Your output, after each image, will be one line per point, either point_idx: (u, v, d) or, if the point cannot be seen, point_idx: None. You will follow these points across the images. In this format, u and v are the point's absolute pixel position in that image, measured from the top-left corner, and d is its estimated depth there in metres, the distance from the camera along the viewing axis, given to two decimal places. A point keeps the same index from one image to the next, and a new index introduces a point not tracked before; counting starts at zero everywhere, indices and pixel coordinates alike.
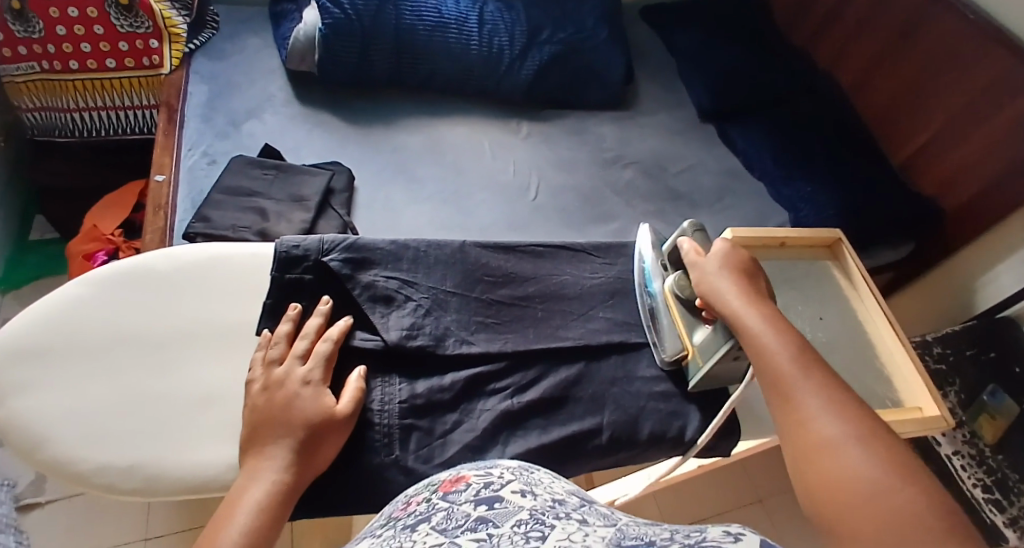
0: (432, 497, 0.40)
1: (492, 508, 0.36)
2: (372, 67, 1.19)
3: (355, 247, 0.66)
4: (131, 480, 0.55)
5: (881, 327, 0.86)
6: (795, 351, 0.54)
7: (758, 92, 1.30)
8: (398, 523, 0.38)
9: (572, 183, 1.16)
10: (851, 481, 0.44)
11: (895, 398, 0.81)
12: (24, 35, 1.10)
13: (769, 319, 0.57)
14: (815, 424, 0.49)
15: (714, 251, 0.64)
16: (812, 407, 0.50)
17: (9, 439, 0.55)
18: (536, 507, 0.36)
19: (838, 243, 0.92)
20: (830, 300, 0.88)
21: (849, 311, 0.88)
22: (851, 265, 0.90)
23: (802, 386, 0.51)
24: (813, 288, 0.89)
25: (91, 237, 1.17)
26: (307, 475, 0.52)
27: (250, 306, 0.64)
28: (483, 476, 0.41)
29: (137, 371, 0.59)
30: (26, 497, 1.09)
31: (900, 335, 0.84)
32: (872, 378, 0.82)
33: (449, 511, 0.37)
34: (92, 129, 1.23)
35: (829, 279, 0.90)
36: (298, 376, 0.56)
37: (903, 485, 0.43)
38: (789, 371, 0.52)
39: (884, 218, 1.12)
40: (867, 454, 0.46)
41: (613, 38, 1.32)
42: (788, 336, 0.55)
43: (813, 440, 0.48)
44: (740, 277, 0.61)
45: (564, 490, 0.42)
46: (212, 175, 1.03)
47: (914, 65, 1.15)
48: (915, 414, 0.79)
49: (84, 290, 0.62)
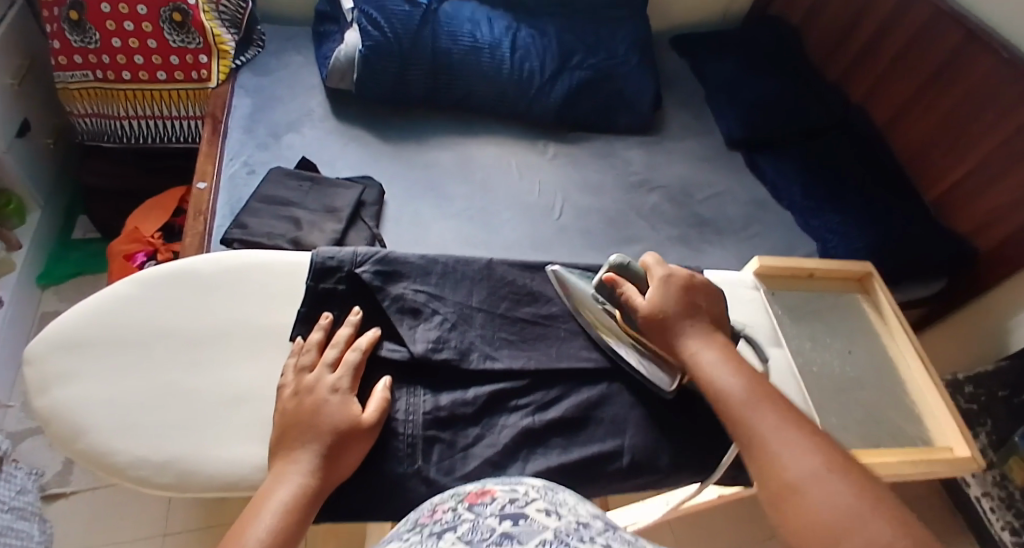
0: (458, 507, 0.41)
1: (517, 525, 0.36)
2: (408, 86, 1.22)
3: (386, 260, 0.68)
4: (163, 474, 0.57)
5: (912, 364, 0.85)
6: (754, 389, 0.57)
7: (787, 122, 1.31)
8: (425, 529, 0.39)
9: (598, 204, 1.18)
10: (825, 516, 0.47)
11: (924, 438, 0.81)
12: (80, 45, 1.17)
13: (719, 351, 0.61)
14: (784, 462, 0.51)
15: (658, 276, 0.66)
16: (779, 443, 0.52)
17: (50, 428, 0.58)
18: (561, 529, 0.37)
19: (868, 277, 0.92)
20: (860, 334, 0.88)
21: (878, 346, 0.87)
22: (881, 299, 0.90)
23: (763, 425, 0.54)
24: (842, 321, 0.88)
25: (132, 239, 1.22)
26: (331, 482, 0.53)
27: (284, 311, 0.66)
28: (509, 492, 0.42)
29: (174, 369, 0.61)
30: (51, 487, 1.13)
31: (931, 373, 0.83)
32: (902, 416, 0.82)
33: (474, 523, 0.37)
34: (139, 136, 1.29)
35: (858, 313, 0.90)
36: (327, 383, 0.57)
37: (876, 516, 0.46)
38: (750, 413, 0.55)
39: (917, 254, 1.11)
40: (839, 486, 0.48)
41: (643, 65, 1.34)
42: (744, 376, 0.58)
43: (784, 480, 0.50)
44: (695, 314, 0.63)
45: (590, 512, 0.42)
46: (251, 183, 1.07)
47: (949, 101, 1.15)
48: (945, 454, 0.78)
49: (130, 288, 0.65)
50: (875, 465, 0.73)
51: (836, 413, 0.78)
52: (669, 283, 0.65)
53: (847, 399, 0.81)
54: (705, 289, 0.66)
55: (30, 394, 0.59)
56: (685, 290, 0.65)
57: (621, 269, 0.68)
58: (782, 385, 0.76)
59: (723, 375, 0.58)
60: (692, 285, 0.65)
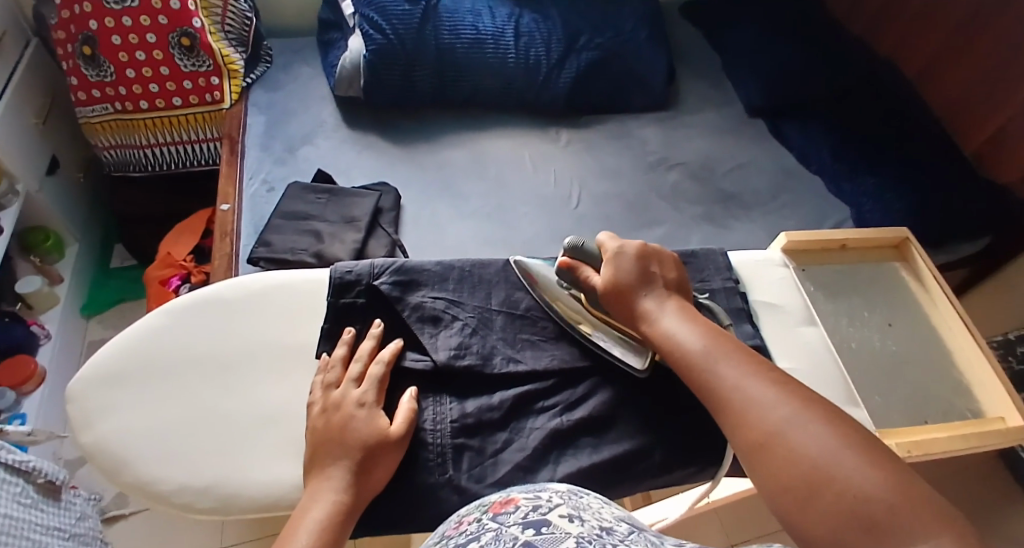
0: (483, 518, 0.41)
1: (539, 533, 0.37)
2: (414, 87, 1.23)
3: (403, 269, 0.69)
4: (205, 498, 0.58)
5: (956, 330, 0.82)
6: (716, 345, 0.56)
7: (805, 86, 1.28)
8: (451, 541, 0.40)
9: (616, 188, 1.17)
10: (804, 467, 0.45)
11: (975, 410, 0.78)
12: (97, 78, 1.20)
13: (681, 313, 0.60)
14: (758, 414, 0.50)
15: (611, 253, 0.65)
16: (750, 394, 0.51)
17: (96, 461, 0.60)
18: (583, 535, 0.37)
19: (906, 243, 0.89)
20: (901, 303, 0.85)
21: (922, 315, 0.85)
22: (921, 264, 0.87)
23: (732, 379, 0.53)
24: (881, 292, 0.86)
25: (165, 263, 1.26)
26: (364, 497, 0.54)
27: (308, 329, 0.67)
28: (532, 499, 0.42)
29: (208, 396, 0.63)
30: (110, 509, 1.18)
31: (980, 342, 0.80)
32: (950, 390, 0.79)
33: (497, 532, 0.38)
34: (162, 163, 1.31)
35: (898, 281, 0.87)
36: (353, 399, 0.58)
37: (853, 458, 0.44)
38: (714, 368, 0.54)
39: (963, 213, 1.08)
40: (815, 430, 0.47)
41: (653, 38, 1.32)
42: (706, 333, 0.58)
43: (759, 431, 0.49)
44: (653, 283, 0.63)
45: (613, 516, 0.42)
46: (272, 201, 1.09)
47: (982, 48, 1.13)
48: (998, 426, 0.75)
49: (161, 318, 0.67)
50: (924, 442, 0.71)
51: (881, 392, 0.77)
52: (624, 252, 0.65)
53: (890, 372, 0.79)
54: (662, 255, 0.66)
55: (75, 430, 0.61)
56: (640, 258, 0.64)
57: (575, 251, 0.67)
58: (821, 364, 0.75)
59: (682, 333, 0.58)
60: (647, 253, 0.65)
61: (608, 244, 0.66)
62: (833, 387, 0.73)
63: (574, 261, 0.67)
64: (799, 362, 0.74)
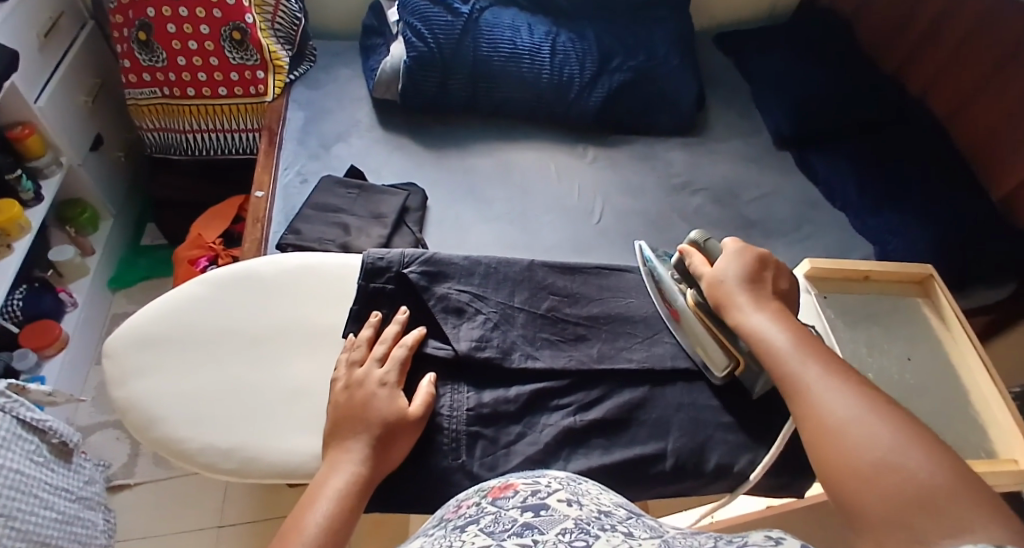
0: (482, 502, 0.43)
1: (537, 515, 0.39)
2: (448, 94, 1.27)
3: (432, 261, 0.71)
4: (228, 461, 0.60)
5: (977, 371, 0.84)
6: (802, 345, 0.56)
7: (832, 123, 1.31)
8: (450, 524, 0.41)
9: (639, 206, 1.19)
10: (862, 458, 0.45)
11: (989, 449, 0.79)
12: (149, 64, 1.25)
13: (773, 314, 0.60)
14: (826, 408, 0.50)
15: (727, 253, 0.66)
16: (821, 390, 0.52)
17: (127, 417, 0.63)
18: (581, 517, 0.39)
19: (929, 279, 0.90)
20: (922, 338, 0.86)
21: (943, 352, 0.86)
22: (942, 301, 0.87)
23: (808, 375, 0.53)
24: (901, 325, 0.86)
25: (195, 244, 1.30)
26: (380, 472, 0.56)
27: (337, 311, 0.69)
28: (531, 484, 0.44)
29: (237, 364, 0.65)
30: (117, 477, 1.20)
31: (999, 384, 0.81)
32: (965, 426, 0.80)
33: (497, 515, 0.40)
34: (203, 148, 1.35)
35: (918, 316, 0.88)
36: (375, 378, 0.60)
37: (917, 454, 0.44)
38: (790, 363, 0.55)
39: (981, 256, 1.10)
40: (880, 426, 0.47)
41: (684, 65, 1.35)
42: (795, 336, 0.57)
43: (826, 421, 0.49)
44: (759, 285, 0.63)
45: (612, 502, 0.43)
46: (303, 192, 1.12)
47: (1011, 96, 1.15)
48: (1011, 466, 0.76)
49: (197, 288, 0.70)
50: None
51: None
52: (739, 253, 0.66)
53: (904, 404, 0.80)
54: (777, 266, 0.66)
55: (110, 386, 0.64)
56: (751, 261, 0.65)
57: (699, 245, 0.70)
58: None
59: (770, 329, 0.58)
60: (761, 259, 0.65)
61: (728, 245, 0.67)
62: None
63: (690, 253, 0.69)
64: None
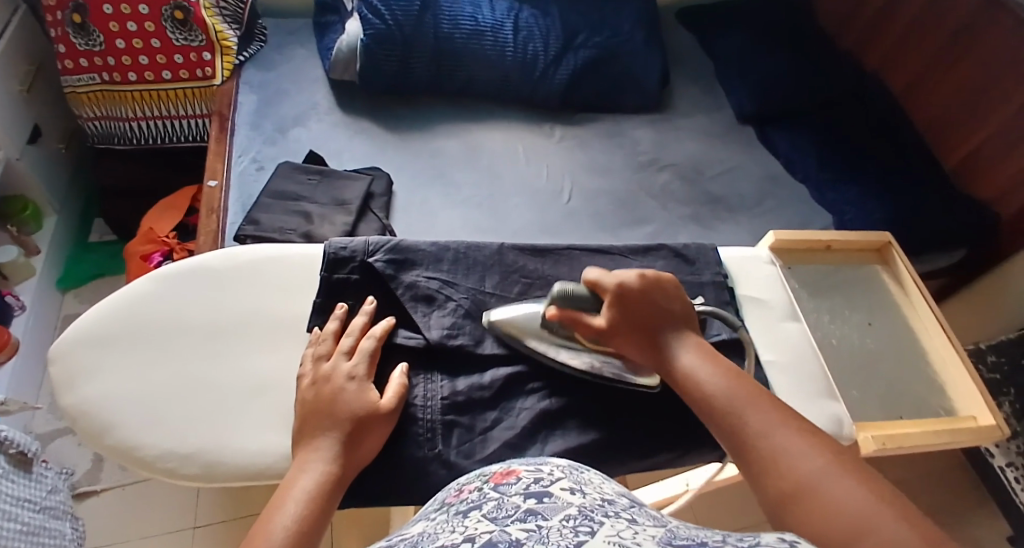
0: (483, 487, 0.42)
1: (541, 502, 0.37)
2: (410, 74, 1.23)
3: (398, 248, 0.69)
4: (191, 466, 0.57)
5: (934, 331, 0.80)
6: (740, 388, 0.54)
7: (795, 94, 1.32)
8: (451, 508, 0.40)
9: (606, 185, 1.18)
10: (836, 520, 0.44)
11: (947, 407, 0.76)
12: (85, 47, 1.18)
13: (701, 357, 0.58)
14: (786, 463, 0.49)
15: (610, 299, 0.61)
16: (777, 442, 0.50)
17: (79, 425, 0.59)
18: (585, 504, 0.37)
19: (888, 247, 0.86)
20: (879, 304, 0.83)
21: (899, 316, 0.82)
22: (901, 268, 0.84)
23: (757, 425, 0.52)
24: (860, 293, 0.83)
25: (148, 239, 1.24)
26: (353, 467, 0.54)
27: (299, 302, 0.67)
28: (534, 472, 0.42)
29: (196, 363, 0.62)
30: (81, 485, 1.16)
31: (954, 342, 0.78)
32: (923, 387, 0.77)
33: (499, 501, 0.38)
34: (148, 136, 1.30)
35: (877, 284, 0.85)
36: (343, 371, 0.58)
37: (886, 512, 0.43)
38: (737, 412, 0.53)
39: (941, 222, 1.12)
40: (845, 483, 0.46)
41: (648, 40, 1.34)
42: (723, 374, 0.56)
43: (789, 479, 0.48)
44: (660, 314, 0.61)
45: (614, 491, 0.42)
46: (261, 179, 1.08)
47: (966, 65, 1.17)
48: (969, 424, 0.74)
49: (148, 286, 0.66)
50: (897, 436, 0.69)
51: (857, 386, 0.75)
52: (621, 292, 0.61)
53: (864, 370, 0.77)
54: (665, 286, 0.62)
55: (58, 392, 0.60)
56: (640, 289, 0.61)
57: (568, 302, 0.62)
58: (801, 360, 0.71)
59: (702, 370, 0.57)
60: (650, 288, 0.61)
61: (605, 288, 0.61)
62: (812, 382, 0.69)
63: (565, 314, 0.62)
64: (781, 357, 0.70)
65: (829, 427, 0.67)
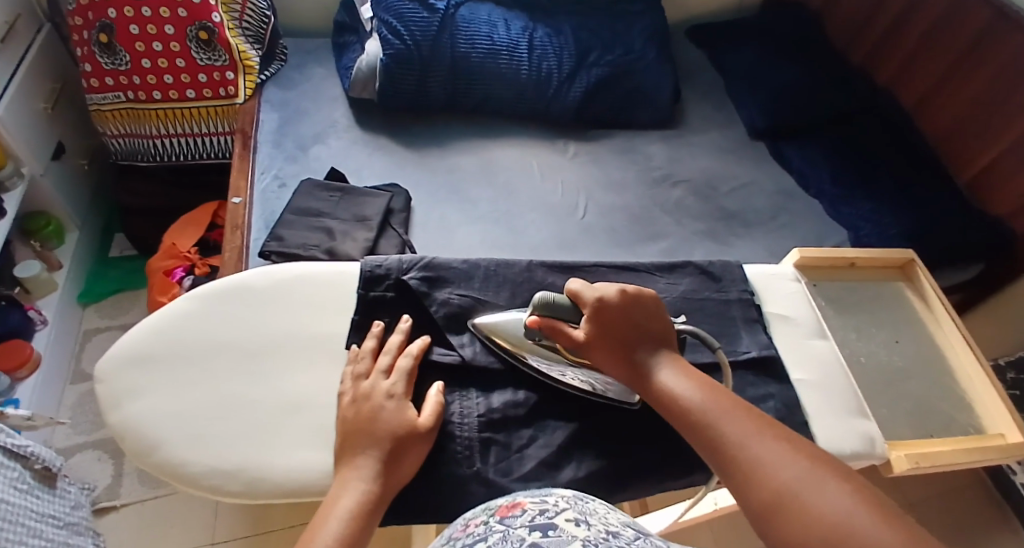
0: (490, 521, 0.42)
1: (546, 535, 0.38)
2: (428, 93, 1.25)
3: (430, 265, 0.70)
4: (235, 483, 0.58)
5: (959, 349, 0.81)
6: (716, 400, 0.55)
7: (808, 111, 1.33)
8: (458, 542, 0.41)
9: (621, 201, 1.19)
10: (822, 524, 0.44)
11: (975, 425, 0.77)
12: (111, 67, 1.20)
13: (676, 370, 0.58)
14: (767, 472, 0.49)
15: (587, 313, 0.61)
16: (758, 451, 0.50)
17: (125, 442, 0.60)
18: (589, 538, 0.38)
19: (911, 264, 0.87)
20: (904, 321, 0.83)
21: (925, 333, 0.83)
22: (925, 286, 0.85)
23: (737, 435, 0.52)
24: (885, 309, 0.84)
25: (170, 254, 1.26)
26: (391, 488, 0.55)
27: (337, 320, 0.67)
28: (539, 503, 0.43)
29: (236, 381, 0.63)
30: (101, 500, 1.16)
31: (980, 359, 0.79)
32: (951, 404, 0.78)
33: (505, 534, 0.39)
34: (171, 154, 1.31)
35: (902, 301, 0.85)
36: (383, 389, 0.59)
37: (869, 514, 0.44)
38: (717, 424, 0.53)
39: (956, 237, 1.13)
40: (828, 488, 0.46)
41: (660, 57, 1.36)
42: (701, 387, 0.56)
43: (772, 488, 0.48)
44: (636, 332, 0.60)
45: (620, 522, 0.43)
46: (283, 196, 1.09)
47: (977, 81, 1.19)
48: (997, 441, 0.74)
49: (190, 304, 0.67)
50: (929, 454, 0.70)
51: (884, 403, 0.75)
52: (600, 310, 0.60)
53: (892, 387, 0.77)
54: (643, 303, 0.62)
55: (104, 410, 0.61)
56: (621, 307, 0.60)
57: (548, 309, 0.62)
58: (829, 377, 0.71)
59: (678, 383, 0.57)
60: (629, 306, 0.61)
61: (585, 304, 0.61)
62: (840, 399, 0.70)
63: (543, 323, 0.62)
64: (810, 376, 0.71)
65: (861, 446, 0.67)
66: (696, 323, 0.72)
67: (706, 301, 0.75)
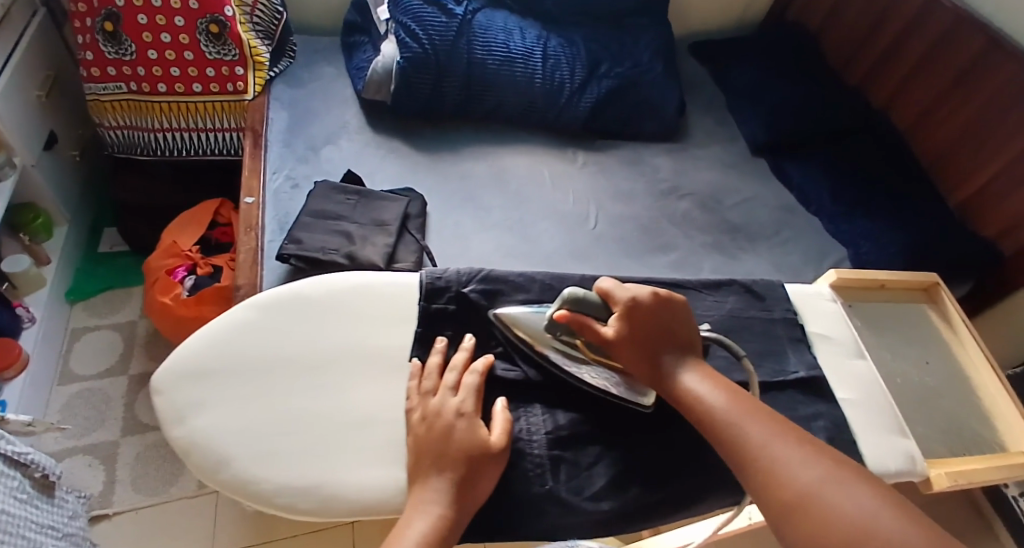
0: None
1: None
2: (442, 97, 1.24)
3: (489, 278, 0.70)
4: (308, 500, 0.56)
5: (982, 369, 0.84)
6: (738, 404, 0.56)
7: (810, 132, 1.36)
8: None
9: (630, 212, 1.20)
10: (845, 526, 0.47)
11: (999, 442, 0.79)
12: (115, 56, 1.15)
13: (699, 373, 0.59)
14: (789, 474, 0.50)
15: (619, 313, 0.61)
16: (779, 452, 0.52)
17: (188, 458, 0.58)
18: None
19: (935, 287, 0.90)
20: (929, 341, 0.86)
21: (948, 353, 0.86)
22: (949, 308, 0.88)
23: (758, 436, 0.53)
24: (911, 329, 0.86)
25: (170, 253, 1.21)
26: (465, 512, 0.53)
27: (398, 332, 0.65)
28: None
29: (299, 395, 0.61)
30: (95, 508, 1.11)
31: (1002, 379, 0.82)
32: (976, 422, 0.80)
33: None
34: (170, 148, 1.26)
35: (926, 321, 0.88)
36: (452, 407, 0.58)
37: (890, 517, 0.47)
38: (739, 425, 0.54)
39: (955, 257, 1.17)
40: (847, 491, 0.49)
41: (667, 72, 1.37)
42: (724, 390, 0.57)
43: (794, 489, 0.50)
44: (664, 333, 0.60)
45: None
46: (297, 198, 1.07)
47: (970, 107, 1.23)
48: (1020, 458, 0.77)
49: (247, 314, 0.65)
50: (966, 471, 0.72)
51: (916, 420, 0.78)
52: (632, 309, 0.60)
53: (922, 405, 0.79)
54: (672, 306, 0.62)
55: (165, 425, 0.59)
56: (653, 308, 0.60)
57: (578, 303, 0.61)
58: (871, 395, 0.73)
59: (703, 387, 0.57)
60: (658, 308, 0.61)
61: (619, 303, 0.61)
62: (882, 418, 0.71)
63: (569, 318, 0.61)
64: (854, 395, 0.72)
65: (904, 464, 0.68)
66: (744, 343, 0.73)
67: (752, 319, 0.76)
